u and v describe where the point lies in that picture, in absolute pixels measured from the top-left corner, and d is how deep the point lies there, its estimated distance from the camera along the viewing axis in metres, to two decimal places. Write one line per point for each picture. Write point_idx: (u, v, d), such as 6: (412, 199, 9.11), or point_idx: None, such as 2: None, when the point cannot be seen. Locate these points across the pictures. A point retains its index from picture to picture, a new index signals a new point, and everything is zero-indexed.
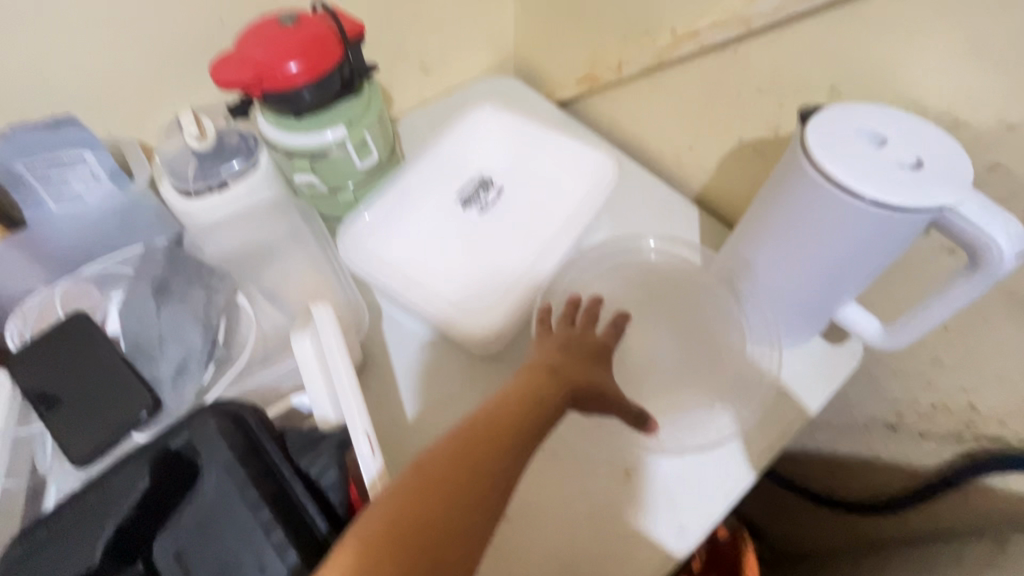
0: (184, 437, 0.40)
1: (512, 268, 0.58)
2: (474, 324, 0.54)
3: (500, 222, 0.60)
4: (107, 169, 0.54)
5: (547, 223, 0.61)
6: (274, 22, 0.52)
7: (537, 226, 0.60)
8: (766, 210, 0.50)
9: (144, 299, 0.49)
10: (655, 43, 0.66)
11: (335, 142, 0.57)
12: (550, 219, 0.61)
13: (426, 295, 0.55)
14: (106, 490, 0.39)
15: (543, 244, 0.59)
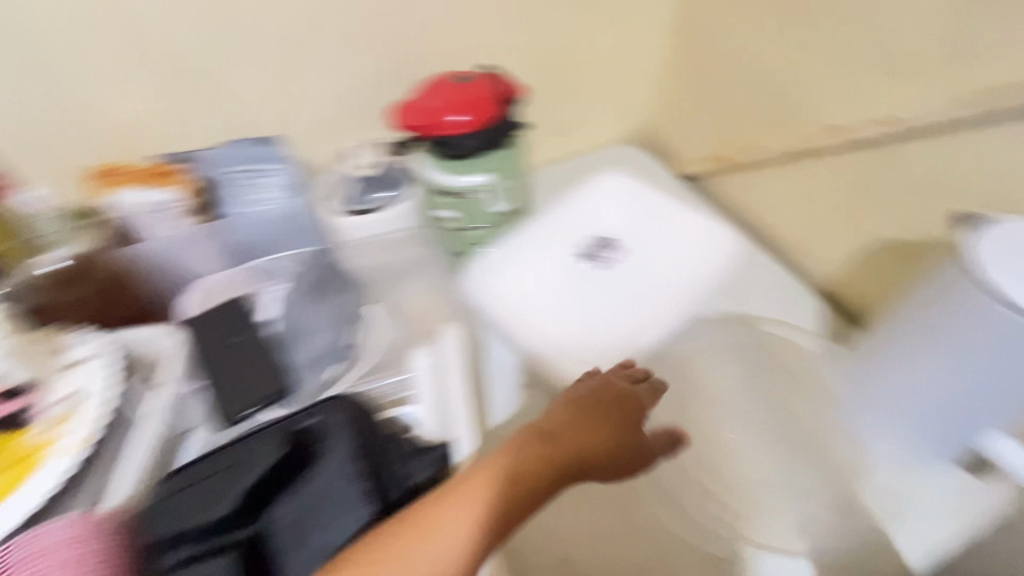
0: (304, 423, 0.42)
1: (618, 326, 0.60)
2: (581, 375, 0.58)
3: (615, 280, 0.63)
4: (286, 182, 0.65)
5: (663, 287, 0.62)
6: (448, 79, 0.60)
7: (652, 289, 0.62)
8: (913, 312, 0.49)
9: (294, 294, 0.58)
10: (798, 132, 0.67)
11: (470, 187, 0.64)
12: (666, 284, 0.62)
13: (538, 337, 0.59)
14: (232, 457, 0.42)
15: (655, 308, 0.61)
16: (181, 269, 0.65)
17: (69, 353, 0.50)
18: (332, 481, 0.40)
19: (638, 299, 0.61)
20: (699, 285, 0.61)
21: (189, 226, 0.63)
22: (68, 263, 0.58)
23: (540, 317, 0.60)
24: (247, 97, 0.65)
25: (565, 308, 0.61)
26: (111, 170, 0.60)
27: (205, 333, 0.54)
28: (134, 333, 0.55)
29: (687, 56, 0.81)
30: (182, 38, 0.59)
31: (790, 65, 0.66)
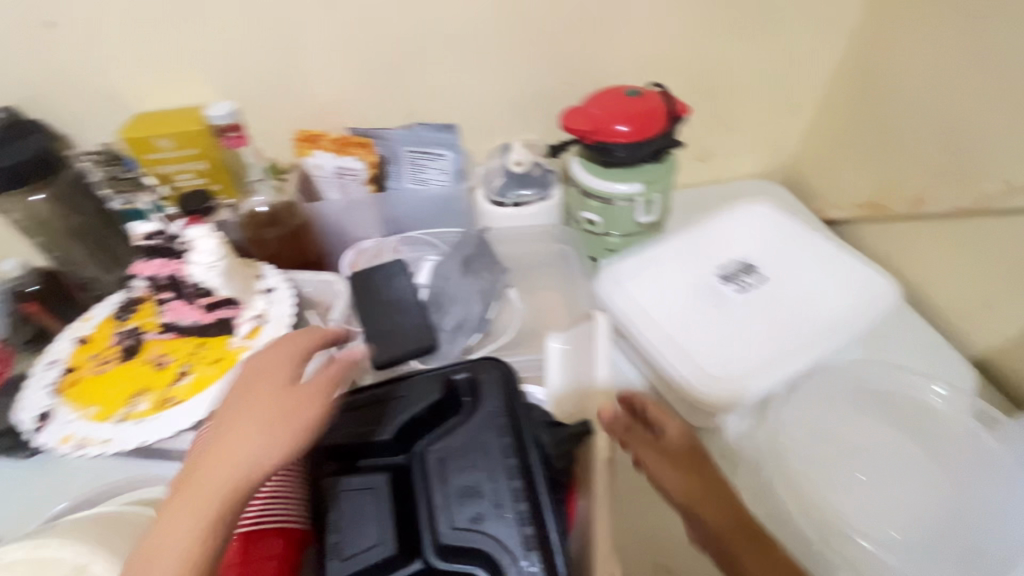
0: (467, 373, 0.47)
1: (757, 351, 0.58)
2: (714, 392, 0.55)
3: (756, 307, 0.61)
4: (453, 168, 0.71)
5: (806, 323, 0.60)
6: (620, 91, 0.64)
7: (795, 322, 0.60)
8: None
9: (451, 266, 0.62)
10: (974, 189, 0.63)
11: (626, 195, 0.66)
12: (810, 320, 0.60)
13: (668, 345, 0.59)
14: (405, 387, 0.47)
15: (798, 341, 0.58)
16: (347, 231, 0.74)
17: (262, 281, 0.60)
18: (487, 422, 0.44)
19: (780, 329, 0.59)
20: (846, 328, 0.59)
21: (367, 194, 0.71)
22: (264, 209, 0.66)
23: (673, 327, 0.60)
24: (426, 89, 0.72)
25: (699, 324, 0.61)
26: (315, 137, 0.69)
27: (371, 284, 0.61)
28: (305, 276, 0.64)
29: (853, 96, 0.78)
30: (384, 32, 0.66)
31: (976, 118, 0.62)
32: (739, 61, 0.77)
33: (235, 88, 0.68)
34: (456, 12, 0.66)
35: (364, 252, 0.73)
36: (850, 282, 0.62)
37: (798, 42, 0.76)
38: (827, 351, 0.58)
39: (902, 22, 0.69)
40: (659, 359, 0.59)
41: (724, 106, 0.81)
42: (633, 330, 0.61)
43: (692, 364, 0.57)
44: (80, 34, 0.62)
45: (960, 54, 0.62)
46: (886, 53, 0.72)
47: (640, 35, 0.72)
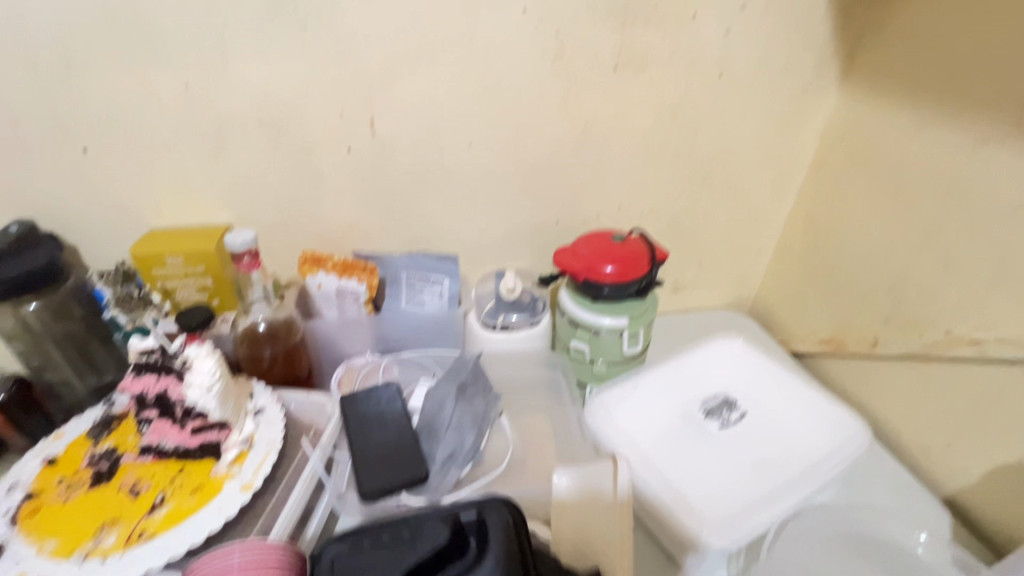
0: (473, 511, 0.46)
1: (745, 487, 0.60)
2: (705, 530, 0.56)
3: (739, 442, 0.65)
4: (450, 293, 0.75)
5: (787, 459, 0.63)
6: (607, 237, 0.71)
7: (777, 458, 0.63)
8: None
9: (446, 391, 0.62)
10: (922, 336, 0.69)
11: (611, 327, 0.70)
12: (790, 456, 0.63)
13: (658, 478, 0.60)
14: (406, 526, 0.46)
15: (781, 478, 0.61)
16: (342, 347, 0.76)
17: (253, 400, 0.60)
18: None
19: (763, 465, 0.62)
20: (824, 467, 0.62)
21: (364, 313, 0.74)
22: (262, 326, 0.66)
23: (663, 457, 0.62)
24: (429, 220, 0.78)
25: (687, 457, 0.63)
26: (321, 258, 0.73)
27: (361, 406, 0.61)
28: (295, 395, 0.64)
29: (806, 245, 0.88)
30: (396, 171, 0.73)
31: (912, 273, 0.70)
32: (707, 210, 0.87)
33: (250, 211, 0.72)
34: (462, 159, 0.74)
35: (354, 369, 0.73)
36: (822, 420, 0.67)
37: (756, 197, 0.87)
38: (810, 491, 0.60)
39: (842, 188, 0.80)
40: (650, 493, 0.60)
41: (694, 247, 0.91)
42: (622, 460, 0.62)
43: (682, 499, 0.58)
44: (113, 159, 0.67)
45: (893, 218, 0.72)
46: (832, 212, 0.82)
47: (621, 184, 0.81)
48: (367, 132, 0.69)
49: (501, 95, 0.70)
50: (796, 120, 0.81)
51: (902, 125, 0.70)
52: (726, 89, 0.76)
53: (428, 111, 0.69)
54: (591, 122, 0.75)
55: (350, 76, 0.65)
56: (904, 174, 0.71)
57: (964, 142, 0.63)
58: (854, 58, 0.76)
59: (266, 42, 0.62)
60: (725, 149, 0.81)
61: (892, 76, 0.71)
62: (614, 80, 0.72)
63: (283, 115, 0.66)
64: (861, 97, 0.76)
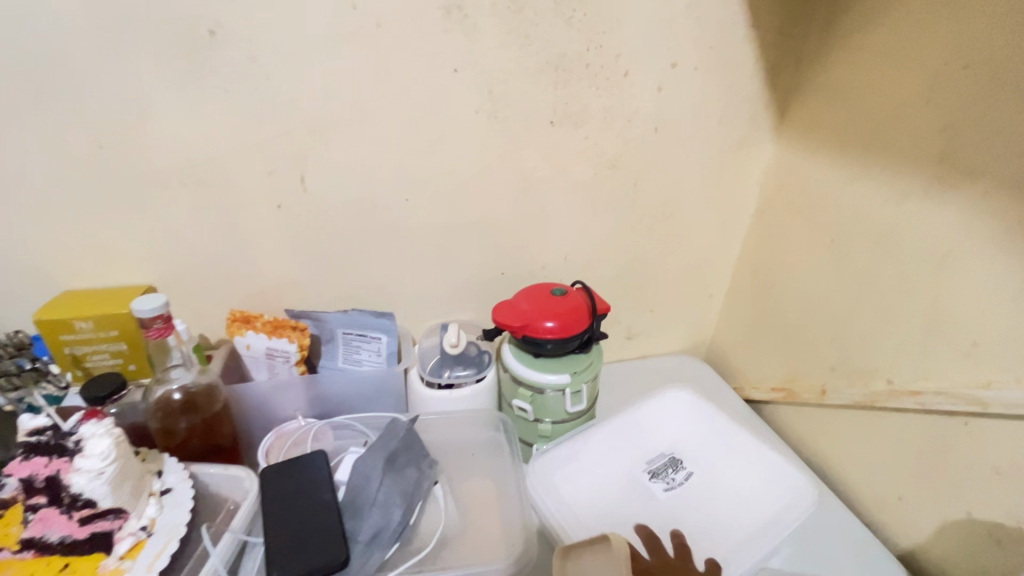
0: None
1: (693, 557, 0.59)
2: None
3: (685, 505, 0.65)
4: (387, 350, 0.72)
5: (733, 522, 0.62)
6: (548, 290, 0.69)
7: (723, 522, 0.62)
8: None
9: (374, 462, 0.58)
10: (867, 385, 0.69)
11: (556, 385, 0.67)
12: (737, 519, 0.63)
13: None
14: None
15: (729, 543, 0.60)
16: (273, 411, 0.71)
17: (160, 480, 0.55)
18: None
19: (710, 529, 0.62)
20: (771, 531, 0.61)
21: (296, 375, 0.70)
22: (176, 396, 0.61)
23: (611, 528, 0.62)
24: (369, 275, 0.76)
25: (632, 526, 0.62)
26: (251, 317, 0.70)
27: (282, 483, 0.57)
28: (211, 469, 0.59)
29: (754, 291, 0.88)
30: (331, 228, 0.71)
31: (852, 321, 0.70)
32: (655, 259, 0.87)
33: (175, 271, 0.69)
34: (400, 213, 0.72)
35: (285, 435, 0.69)
36: (772, 479, 0.66)
37: (702, 245, 0.88)
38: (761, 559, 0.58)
39: (782, 236, 0.81)
40: None
41: (644, 294, 0.90)
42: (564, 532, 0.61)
43: None
44: (20, 218, 0.63)
45: (830, 267, 0.73)
46: (775, 260, 0.83)
47: (566, 235, 0.81)
48: (298, 188, 0.67)
49: (437, 151, 0.69)
50: (735, 171, 0.82)
51: (832, 177, 0.72)
52: (664, 142, 0.77)
53: (362, 167, 0.68)
54: (532, 175, 0.74)
55: (279, 133, 0.64)
56: (837, 224, 0.72)
57: (891, 194, 0.64)
58: (786, 112, 0.79)
59: (188, 101, 0.60)
60: (667, 199, 0.82)
61: (821, 130, 0.73)
62: (551, 134, 0.72)
63: (208, 173, 0.64)
64: (795, 150, 0.78)
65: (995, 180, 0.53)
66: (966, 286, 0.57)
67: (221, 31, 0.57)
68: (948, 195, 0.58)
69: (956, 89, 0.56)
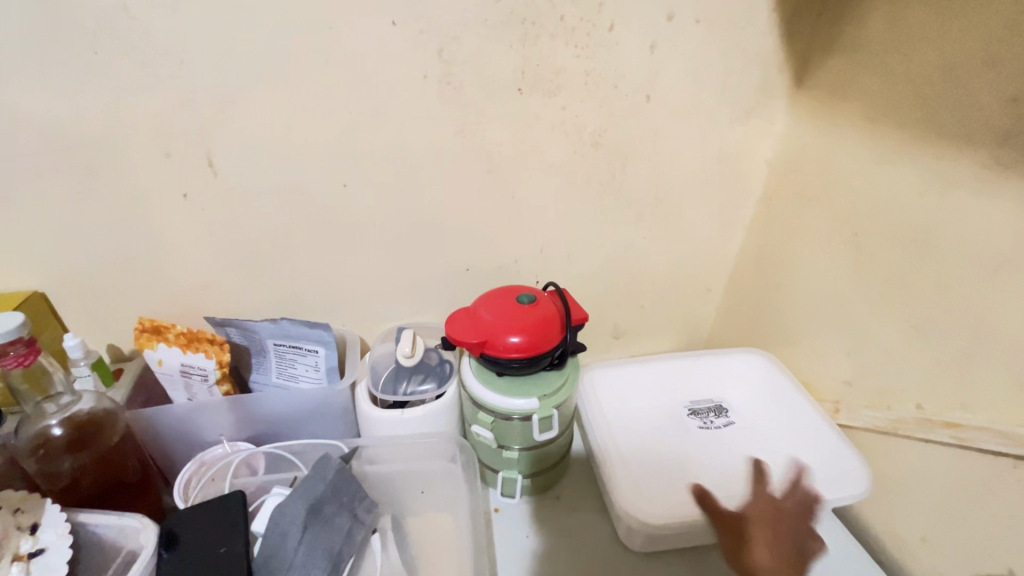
0: None
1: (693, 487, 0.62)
2: (634, 508, 0.57)
3: (714, 444, 0.68)
4: (327, 364, 0.62)
5: (751, 467, 0.65)
6: (514, 296, 0.58)
7: (743, 464, 0.65)
8: None
9: (294, 513, 0.48)
10: (890, 408, 0.58)
11: (523, 411, 0.56)
12: (757, 464, 0.65)
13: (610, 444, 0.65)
14: None
15: (741, 481, 0.63)
16: (195, 435, 0.61)
17: (31, 540, 0.45)
18: None
19: (725, 467, 0.65)
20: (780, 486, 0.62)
21: (218, 395, 0.60)
22: (58, 431, 0.50)
23: (629, 451, 0.67)
24: (306, 275, 0.64)
25: (650, 442, 0.68)
26: (162, 328, 0.59)
27: (187, 538, 0.48)
28: (101, 518, 0.48)
29: (758, 288, 0.76)
30: (252, 220, 0.59)
31: (873, 332, 0.59)
32: (645, 252, 0.75)
33: (66, 273, 0.58)
34: (337, 203, 0.60)
35: (208, 465, 0.58)
36: (813, 445, 0.65)
37: (700, 235, 0.76)
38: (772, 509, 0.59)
39: (795, 227, 0.69)
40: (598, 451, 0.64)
41: (633, 289, 0.79)
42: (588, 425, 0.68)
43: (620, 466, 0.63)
44: None
45: (851, 266, 0.61)
46: (784, 253, 0.71)
47: (540, 225, 0.69)
48: (205, 172, 0.55)
49: (376, 128, 0.57)
50: (741, 148, 0.70)
51: (858, 157, 0.60)
52: (657, 115, 0.64)
53: (285, 147, 0.56)
54: (496, 156, 0.62)
55: (173, 107, 0.51)
56: (860, 215, 0.60)
57: (934, 183, 0.52)
58: (804, 77, 0.65)
59: (45, 67, 0.47)
60: (660, 183, 0.69)
61: (846, 100, 0.60)
62: (518, 105, 0.59)
63: (87, 156, 0.52)
64: (814, 123, 0.65)
65: None
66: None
67: None
68: (1009, 186, 0.46)
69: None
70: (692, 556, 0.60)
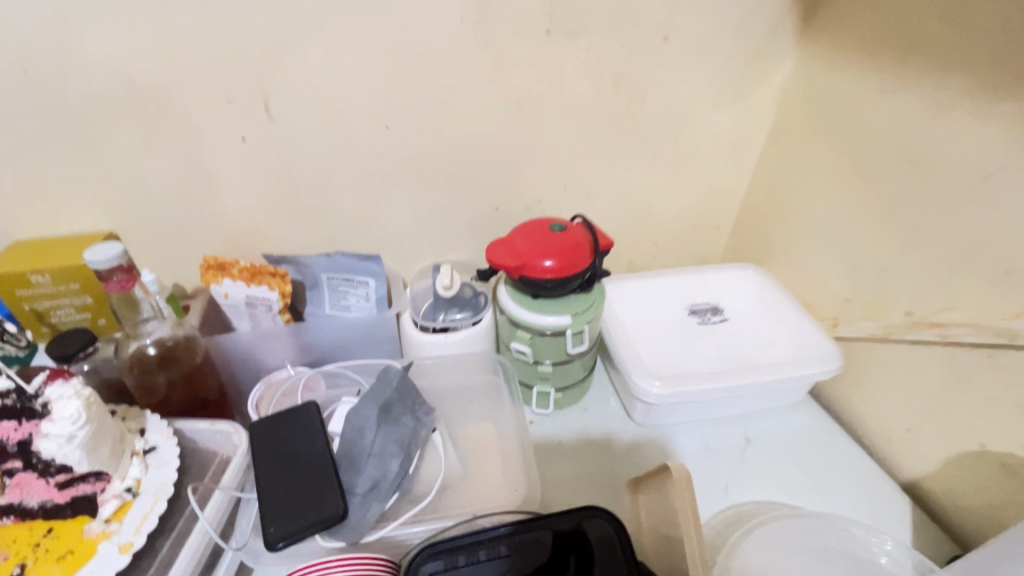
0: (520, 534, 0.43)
1: (689, 369, 0.68)
2: (645, 383, 0.64)
3: (711, 336, 0.73)
4: (377, 295, 0.68)
5: (742, 355, 0.70)
6: (545, 226, 0.64)
7: (736, 352, 0.70)
8: None
9: (368, 411, 0.56)
10: (882, 318, 0.65)
11: (556, 327, 0.63)
12: (749, 350, 0.71)
13: (624, 337, 0.70)
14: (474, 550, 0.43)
15: (737, 366, 0.68)
16: (259, 361, 0.68)
17: (143, 439, 0.52)
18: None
19: (722, 356, 0.70)
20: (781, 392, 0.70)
21: (281, 323, 0.66)
22: (152, 351, 0.57)
23: (636, 339, 0.71)
24: (350, 214, 0.70)
25: (658, 334, 0.73)
26: (226, 264, 0.64)
27: (274, 434, 0.54)
28: (194, 424, 0.55)
29: (765, 221, 0.82)
30: (302, 163, 0.64)
31: (870, 250, 0.66)
32: (660, 189, 0.80)
33: (135, 214, 0.63)
34: (377, 143, 0.65)
35: (275, 386, 0.65)
36: (803, 341, 0.71)
37: (711, 172, 0.81)
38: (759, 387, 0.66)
39: (802, 160, 0.74)
40: (614, 343, 0.70)
41: (648, 227, 0.84)
42: (606, 321, 0.73)
43: (634, 351, 0.69)
44: None
45: (852, 191, 0.67)
46: (789, 186, 0.77)
47: (563, 165, 0.74)
48: (262, 118, 0.60)
49: (415, 71, 0.61)
50: (750, 86, 0.74)
51: (861, 90, 0.65)
52: (672, 55, 0.68)
53: (332, 91, 0.60)
54: (523, 97, 0.66)
55: (230, 52, 0.56)
56: (860, 143, 0.65)
57: (930, 109, 0.57)
58: (812, 14, 0.69)
59: (115, 14, 0.52)
60: (675, 121, 0.74)
61: (852, 36, 0.65)
62: (546, 48, 0.63)
63: (154, 101, 0.57)
64: (821, 60, 0.69)
65: None
66: (1009, 208, 0.51)
67: None
68: (999, 105, 0.51)
69: None
70: (712, 450, 0.68)
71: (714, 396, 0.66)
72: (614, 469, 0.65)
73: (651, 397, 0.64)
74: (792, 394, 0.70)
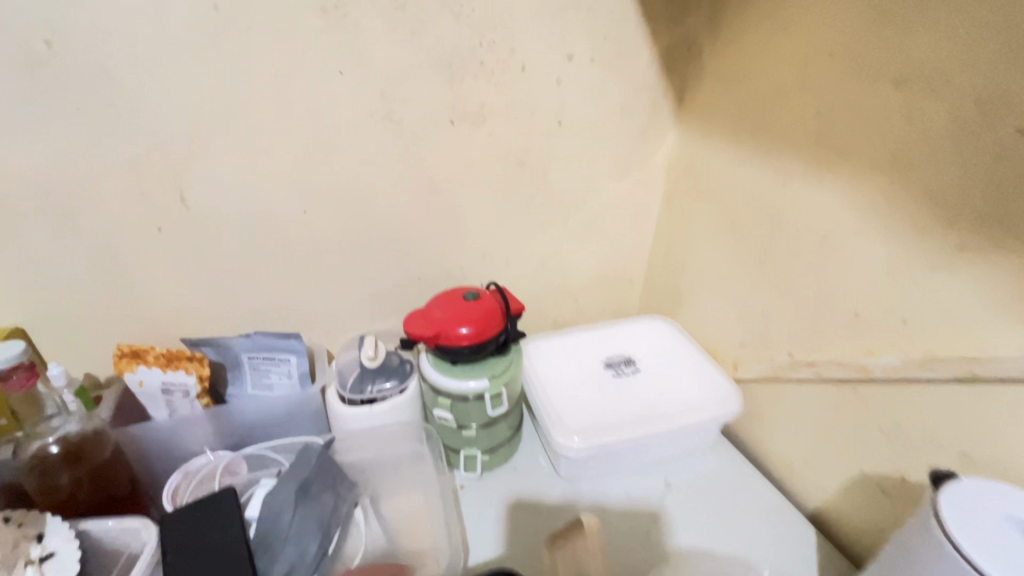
0: None
1: (605, 419, 0.71)
2: (563, 439, 0.68)
3: (626, 386, 0.77)
4: (299, 371, 0.69)
5: (654, 401, 0.74)
6: (460, 294, 0.68)
7: (649, 399, 0.75)
8: (912, 547, 0.47)
9: (286, 493, 0.56)
10: (771, 359, 0.72)
11: (476, 391, 0.66)
12: (661, 395, 0.75)
13: (543, 396, 0.74)
14: None
15: (649, 412, 0.72)
16: (176, 449, 0.66)
17: (39, 545, 0.50)
18: None
19: (636, 404, 0.74)
20: (696, 436, 0.74)
21: (199, 408, 0.66)
22: (55, 449, 0.56)
23: (555, 396, 0.75)
24: (271, 293, 0.71)
25: (575, 390, 0.76)
26: (141, 352, 0.64)
27: (183, 524, 0.52)
28: (101, 524, 0.53)
29: (670, 275, 0.90)
30: (222, 248, 0.66)
31: (754, 298, 0.73)
32: (572, 251, 0.87)
33: (44, 307, 0.63)
34: (296, 226, 0.68)
35: (193, 474, 0.63)
36: (708, 383, 0.76)
37: (617, 233, 0.88)
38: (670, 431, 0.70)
39: (691, 221, 0.83)
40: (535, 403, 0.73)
41: (565, 286, 0.90)
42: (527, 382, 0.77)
43: (553, 409, 0.72)
44: None
45: (733, 246, 0.76)
46: (684, 243, 0.85)
47: (479, 235, 0.79)
48: (179, 209, 0.63)
49: (330, 159, 0.66)
50: (641, 159, 0.83)
51: (728, 161, 0.74)
52: (567, 135, 0.76)
53: (249, 181, 0.64)
54: (434, 177, 0.72)
55: (146, 151, 0.59)
56: (733, 206, 0.75)
57: (780, 178, 0.67)
58: (684, 99, 0.80)
59: (29, 122, 0.54)
60: (578, 192, 0.82)
61: (716, 118, 0.75)
62: (452, 135, 0.70)
63: (67, 198, 0.59)
64: (694, 137, 0.80)
65: (863, 163, 0.57)
66: (847, 260, 0.60)
67: (60, 43, 0.52)
68: (829, 175, 0.61)
69: (829, 75, 0.59)
70: (634, 498, 0.71)
71: (630, 444, 0.70)
72: (543, 527, 0.67)
73: (569, 451, 0.67)
74: (704, 438, 0.75)
